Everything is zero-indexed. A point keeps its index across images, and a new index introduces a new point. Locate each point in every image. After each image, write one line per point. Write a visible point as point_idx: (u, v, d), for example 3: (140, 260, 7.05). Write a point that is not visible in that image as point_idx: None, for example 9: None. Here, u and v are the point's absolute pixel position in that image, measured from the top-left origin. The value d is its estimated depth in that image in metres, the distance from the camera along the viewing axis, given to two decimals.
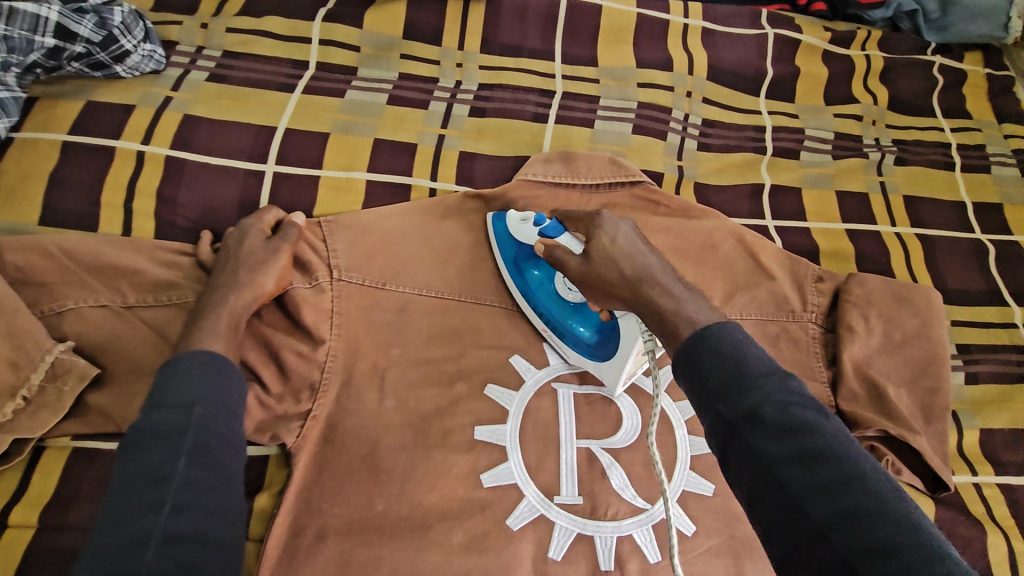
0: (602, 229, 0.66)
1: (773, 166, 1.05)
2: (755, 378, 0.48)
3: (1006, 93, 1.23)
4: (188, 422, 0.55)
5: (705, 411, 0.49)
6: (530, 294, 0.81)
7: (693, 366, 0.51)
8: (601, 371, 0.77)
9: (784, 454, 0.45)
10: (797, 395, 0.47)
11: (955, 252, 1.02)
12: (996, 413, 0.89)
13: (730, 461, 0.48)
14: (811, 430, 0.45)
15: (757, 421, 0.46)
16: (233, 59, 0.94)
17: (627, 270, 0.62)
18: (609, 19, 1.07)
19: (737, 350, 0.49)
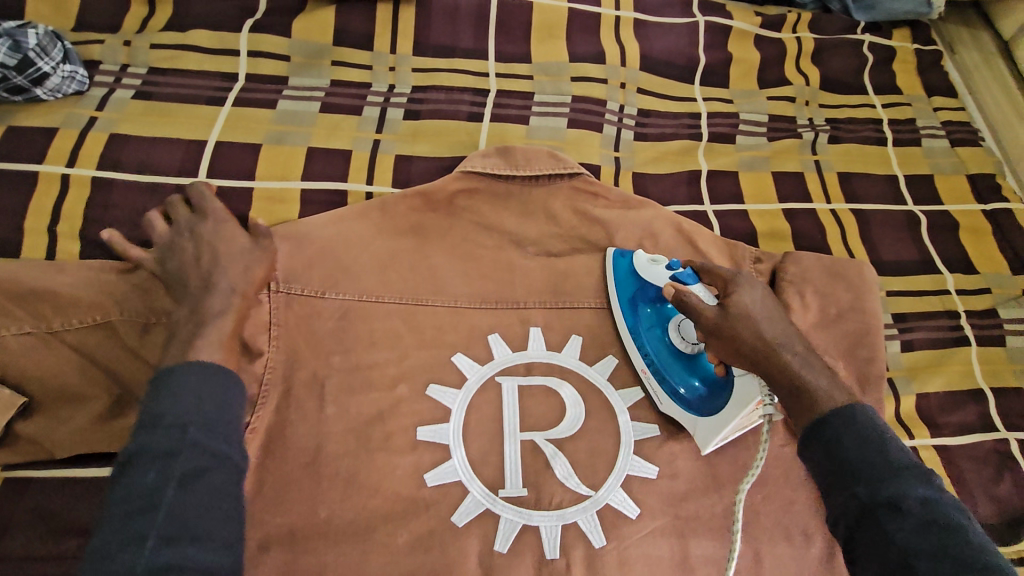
0: (743, 289, 0.69)
1: (709, 151, 1.07)
2: (898, 468, 0.54)
3: (934, 67, 1.27)
4: (184, 445, 0.56)
5: (835, 492, 0.56)
6: (638, 331, 0.82)
7: (825, 449, 0.58)
8: (693, 424, 0.77)
9: (912, 537, 0.51)
10: (932, 484, 0.54)
11: (889, 225, 1.05)
12: (930, 378, 0.92)
13: (856, 535, 0.54)
14: (942, 523, 0.51)
15: (890, 506, 0.53)
16: (160, 75, 0.93)
17: (765, 335, 0.65)
18: (540, 15, 1.07)
19: (878, 436, 0.56)
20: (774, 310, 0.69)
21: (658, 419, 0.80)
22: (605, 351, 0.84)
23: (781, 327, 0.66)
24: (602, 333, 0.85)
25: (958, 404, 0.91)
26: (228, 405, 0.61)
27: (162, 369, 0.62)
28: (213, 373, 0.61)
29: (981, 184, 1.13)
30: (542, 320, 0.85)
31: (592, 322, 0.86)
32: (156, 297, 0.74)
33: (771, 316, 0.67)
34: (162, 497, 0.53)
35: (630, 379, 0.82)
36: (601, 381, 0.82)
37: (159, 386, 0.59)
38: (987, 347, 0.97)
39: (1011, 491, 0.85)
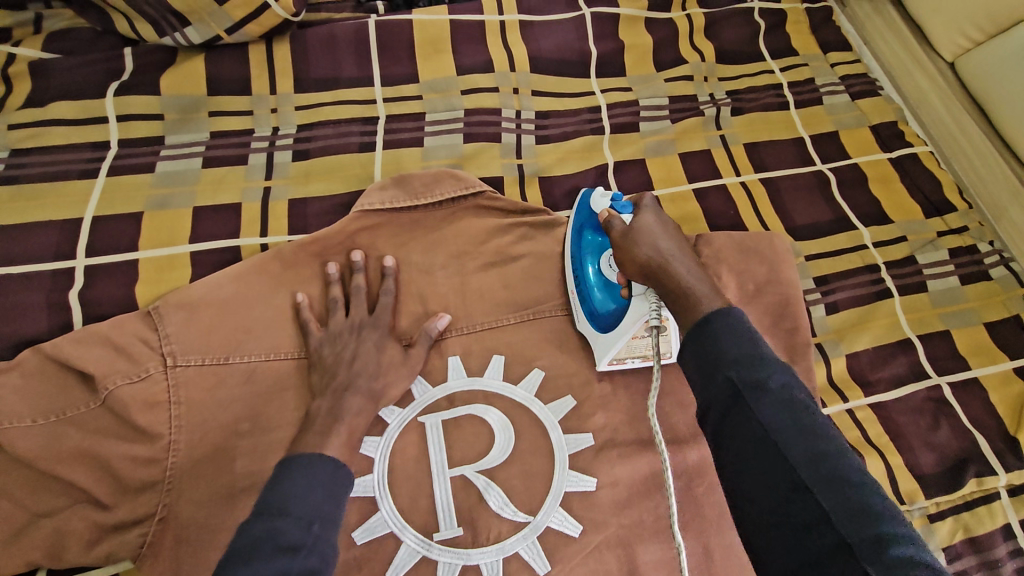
0: (643, 211, 0.70)
1: (614, 143, 1.06)
2: (766, 362, 0.53)
3: (826, 24, 1.28)
4: (305, 539, 0.56)
5: (710, 381, 0.54)
6: (574, 250, 0.83)
7: (709, 343, 0.56)
8: (595, 339, 0.79)
9: (779, 419, 0.50)
10: (789, 372, 0.54)
11: (799, 189, 1.06)
12: (858, 335, 0.92)
13: (726, 429, 0.52)
14: (803, 409, 0.51)
15: (760, 389, 0.52)
16: (24, 156, 0.88)
17: (648, 245, 0.67)
18: (422, 32, 1.05)
19: (752, 333, 0.55)
20: (674, 231, 0.69)
21: (592, 428, 0.78)
22: (531, 365, 0.81)
23: (673, 243, 0.67)
24: (524, 348, 0.82)
25: (888, 357, 0.91)
26: (340, 486, 0.62)
27: (280, 464, 0.63)
28: (333, 468, 0.63)
29: (884, 133, 1.14)
30: (461, 348, 0.81)
31: (511, 338, 0.83)
32: (71, 393, 0.71)
33: (668, 234, 0.68)
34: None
35: (560, 388, 0.80)
36: (528, 398, 0.79)
37: (279, 480, 0.61)
38: (909, 295, 0.97)
39: (949, 436, 0.86)
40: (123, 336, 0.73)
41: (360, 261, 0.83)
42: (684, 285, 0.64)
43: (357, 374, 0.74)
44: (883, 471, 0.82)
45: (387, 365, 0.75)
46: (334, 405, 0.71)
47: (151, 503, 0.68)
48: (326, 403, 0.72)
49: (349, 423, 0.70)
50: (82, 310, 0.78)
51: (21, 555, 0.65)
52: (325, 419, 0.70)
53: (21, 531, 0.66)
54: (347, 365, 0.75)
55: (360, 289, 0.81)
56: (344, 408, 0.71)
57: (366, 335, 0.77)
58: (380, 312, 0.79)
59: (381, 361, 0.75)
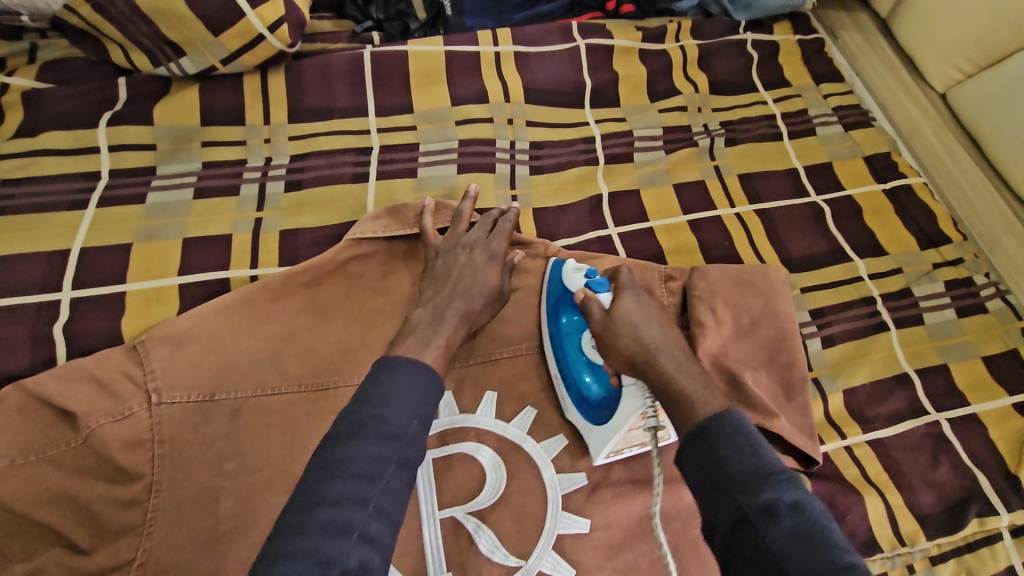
0: (625, 297, 0.70)
1: (608, 173, 1.06)
2: (770, 476, 0.53)
3: (818, 55, 1.29)
4: (403, 435, 0.58)
5: (715, 499, 0.53)
6: (556, 336, 0.79)
7: (710, 454, 0.56)
8: (589, 433, 0.75)
9: (784, 539, 0.48)
10: (801, 488, 0.52)
11: (794, 220, 1.06)
12: (855, 370, 0.91)
13: (734, 549, 0.51)
14: (812, 524, 0.49)
15: (765, 509, 0.50)
16: (14, 186, 0.87)
17: (640, 340, 0.66)
18: (417, 63, 1.05)
19: (756, 444, 0.55)
20: (655, 317, 0.69)
21: (586, 467, 0.76)
22: (524, 402, 0.80)
23: (660, 334, 0.67)
24: (516, 384, 0.81)
25: (886, 392, 0.90)
26: (432, 380, 0.64)
27: (379, 361, 0.64)
28: (428, 371, 0.64)
29: (878, 164, 1.15)
30: (453, 384, 0.80)
31: (503, 373, 0.81)
32: (53, 430, 0.69)
33: (654, 324, 0.69)
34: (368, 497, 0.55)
35: (553, 426, 0.78)
36: (521, 436, 0.77)
37: (380, 374, 0.62)
38: (906, 328, 0.97)
39: (949, 474, 0.84)
40: (107, 372, 0.72)
41: (472, 193, 0.89)
42: (673, 381, 0.64)
43: None
44: (884, 511, 0.80)
45: (483, 274, 0.81)
46: (434, 316, 0.74)
47: (129, 548, 0.66)
48: (426, 313, 0.74)
49: (448, 333, 0.73)
50: (66, 344, 0.77)
51: None
52: (425, 329, 0.72)
53: None
54: (452, 281, 0.79)
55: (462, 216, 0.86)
56: (442, 319, 0.74)
57: (476, 252, 0.83)
58: (495, 235, 0.85)
59: (480, 277, 0.80)
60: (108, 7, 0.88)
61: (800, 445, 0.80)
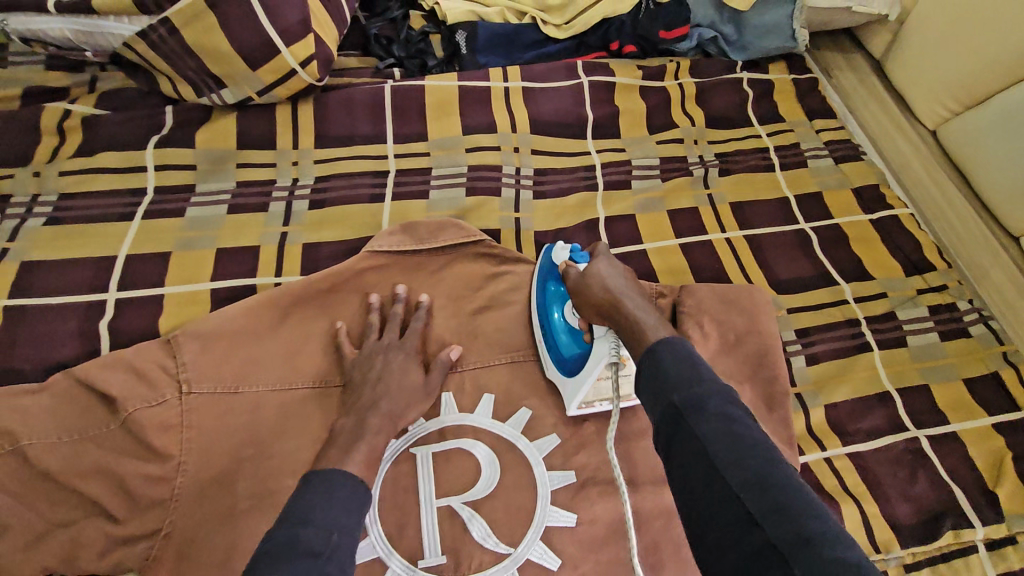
0: (597, 257, 0.79)
1: (607, 199, 1.14)
2: (705, 381, 0.59)
3: (810, 92, 1.37)
4: (328, 547, 0.59)
5: (658, 402, 0.59)
6: (540, 301, 0.89)
7: (657, 367, 0.62)
8: (563, 384, 0.84)
9: (714, 432, 0.55)
10: (732, 394, 0.59)
11: (783, 245, 1.12)
12: (838, 386, 0.96)
13: (670, 444, 0.57)
14: (739, 421, 0.56)
15: (698, 409, 0.56)
16: (71, 200, 0.98)
17: (605, 287, 0.75)
18: (433, 96, 1.16)
19: (694, 359, 0.62)
20: (625, 274, 0.77)
21: (574, 466, 0.82)
22: (518, 405, 0.86)
23: (624, 282, 0.75)
24: (512, 387, 0.87)
25: (867, 408, 0.94)
26: (356, 495, 0.66)
27: (302, 480, 0.66)
28: (351, 484, 0.66)
29: (866, 195, 1.21)
30: (454, 386, 0.86)
31: (500, 377, 0.88)
32: (95, 413, 0.77)
33: (621, 278, 0.76)
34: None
35: (545, 427, 0.84)
36: (515, 435, 0.83)
37: (302, 495, 0.64)
38: (889, 349, 1.01)
39: (927, 488, 0.88)
40: (144, 363, 0.80)
41: (403, 294, 0.91)
42: (631, 317, 0.70)
43: (380, 396, 0.79)
44: (861, 520, 0.84)
45: (410, 388, 0.81)
46: (357, 424, 0.76)
47: (156, 519, 0.74)
48: (351, 420, 0.76)
49: (370, 442, 0.74)
50: (109, 339, 0.86)
51: (38, 562, 0.70)
52: (347, 438, 0.74)
53: (36, 540, 0.71)
54: (373, 386, 0.80)
55: (395, 316, 0.88)
56: (367, 427, 0.75)
57: (393, 355, 0.84)
58: (408, 336, 0.86)
59: (405, 386, 0.81)
60: (161, 44, 1.00)
61: (778, 452, 0.85)
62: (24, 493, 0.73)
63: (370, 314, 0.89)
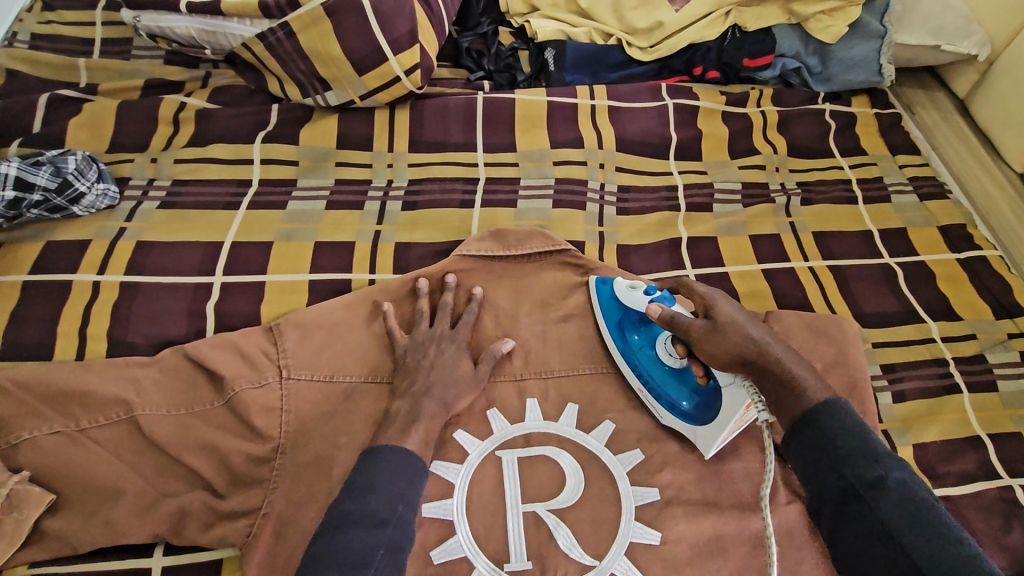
0: (712, 301, 0.76)
1: (688, 220, 1.14)
2: (877, 453, 0.60)
3: (894, 128, 1.35)
4: (390, 516, 0.64)
5: (817, 481, 0.61)
6: (630, 352, 0.87)
7: (816, 439, 0.62)
8: (693, 434, 0.82)
9: (893, 514, 0.56)
10: (883, 451, 0.60)
11: (867, 278, 1.10)
12: (926, 427, 0.93)
13: (841, 523, 0.59)
14: (911, 496, 0.57)
15: (872, 488, 0.58)
16: (182, 186, 1.04)
17: (749, 339, 0.71)
18: (523, 109, 1.19)
19: (860, 426, 0.62)
20: (746, 314, 0.76)
21: (658, 483, 0.81)
22: (602, 417, 0.86)
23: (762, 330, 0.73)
24: (597, 399, 0.88)
25: (957, 451, 0.92)
26: (419, 472, 0.70)
27: (365, 458, 0.71)
28: (410, 458, 0.71)
29: (953, 234, 1.18)
30: (539, 392, 0.88)
31: (584, 387, 0.88)
32: (201, 390, 0.80)
33: (749, 323, 0.74)
34: (371, 559, 0.60)
35: (630, 441, 0.84)
36: (599, 447, 0.84)
37: (363, 467, 0.69)
38: (979, 393, 0.98)
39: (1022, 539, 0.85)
40: (249, 346, 0.83)
41: (452, 283, 0.92)
42: (793, 376, 0.68)
43: (433, 384, 0.81)
44: None
45: (460, 378, 0.83)
46: (413, 408, 0.79)
47: (257, 498, 0.75)
48: (406, 404, 0.79)
49: (426, 424, 0.77)
50: (215, 321, 0.90)
51: (147, 530, 0.72)
52: (404, 420, 0.77)
53: (144, 506, 0.74)
54: (426, 373, 0.82)
55: (446, 305, 0.90)
56: (422, 411, 0.78)
57: (445, 347, 0.85)
58: (458, 328, 0.88)
59: (455, 375, 0.83)
60: (277, 46, 1.05)
61: None
62: (136, 461, 0.76)
63: (421, 301, 0.90)
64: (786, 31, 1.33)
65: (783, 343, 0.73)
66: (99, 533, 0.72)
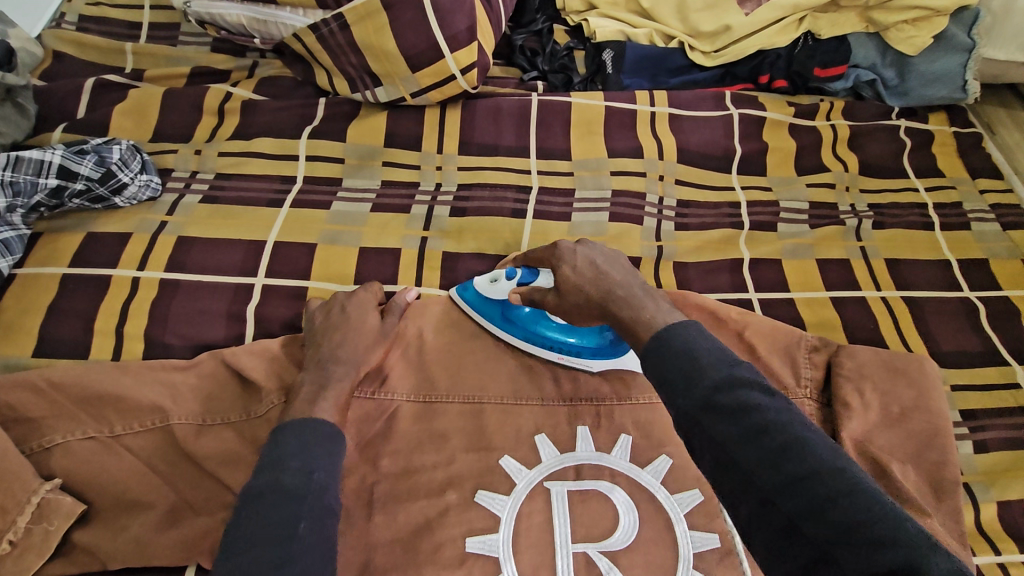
0: (563, 258, 0.76)
1: (751, 240, 1.07)
2: (706, 376, 0.55)
3: (976, 149, 1.24)
4: (308, 487, 0.60)
5: (670, 402, 0.57)
6: (529, 332, 0.86)
7: (660, 364, 0.59)
8: (623, 364, 0.85)
9: (731, 437, 0.52)
10: (739, 378, 0.54)
11: (945, 313, 1.02)
12: (1012, 483, 0.86)
13: (695, 444, 0.55)
14: (762, 416, 0.52)
15: (711, 408, 0.53)
16: (226, 180, 1.00)
17: (593, 292, 0.71)
18: (579, 114, 1.12)
19: (690, 353, 0.57)
20: (607, 261, 0.74)
21: (719, 529, 0.75)
22: (659, 451, 0.80)
23: (622, 275, 0.71)
24: (654, 431, 0.81)
25: None
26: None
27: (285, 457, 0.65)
28: (320, 424, 0.67)
29: None
30: (591, 419, 0.82)
31: (638, 417, 0.82)
32: (239, 400, 0.77)
33: (592, 270, 0.73)
34: (294, 533, 0.57)
35: (689, 481, 0.78)
36: (655, 484, 0.77)
37: (276, 442, 0.65)
38: None
39: None
40: (290, 358, 0.80)
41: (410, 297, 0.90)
42: (623, 318, 0.67)
43: (338, 344, 0.79)
44: None
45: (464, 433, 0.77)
46: None
47: None
48: (312, 372, 0.76)
49: None
50: (255, 326, 0.86)
51: (180, 548, 0.69)
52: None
53: (177, 522, 0.70)
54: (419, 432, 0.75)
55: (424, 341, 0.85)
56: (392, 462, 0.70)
57: (347, 304, 0.85)
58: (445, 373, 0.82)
59: (360, 328, 0.82)
60: (329, 38, 1.01)
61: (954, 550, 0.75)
62: (170, 473, 0.72)
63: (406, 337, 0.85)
64: (861, 41, 1.26)
65: (644, 285, 0.70)
66: (130, 547, 0.68)
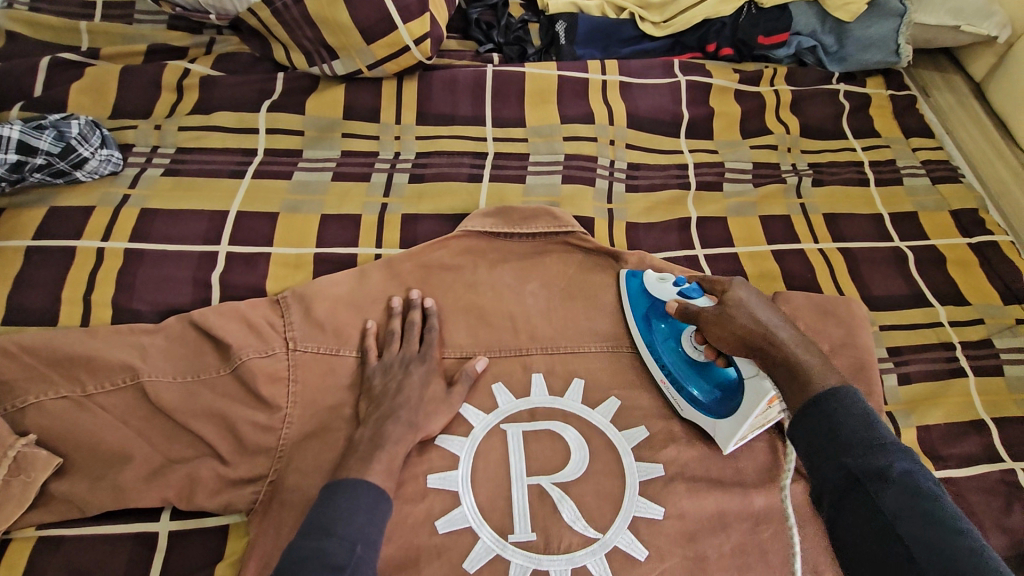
0: (734, 287, 0.75)
1: (698, 199, 1.13)
2: (882, 444, 0.57)
3: (909, 110, 1.31)
4: (348, 560, 0.62)
5: (828, 462, 0.58)
6: (656, 342, 0.86)
7: (820, 424, 0.60)
8: (713, 428, 0.81)
9: (900, 507, 0.54)
10: (915, 461, 0.57)
11: (876, 261, 1.10)
12: (930, 410, 0.94)
13: (845, 509, 0.56)
14: (925, 493, 0.54)
15: (882, 476, 0.55)
16: (186, 153, 1.02)
17: (756, 323, 0.71)
18: (533, 83, 1.17)
19: (867, 419, 0.59)
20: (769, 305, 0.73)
21: (663, 459, 0.81)
22: (608, 394, 0.86)
23: (773, 316, 0.71)
24: (603, 374, 0.88)
25: (960, 434, 0.93)
26: (390, 443, 0.75)
27: (327, 487, 0.70)
28: (368, 491, 0.69)
29: (964, 218, 1.16)
30: (545, 366, 0.87)
31: (589, 363, 0.88)
32: (208, 358, 0.80)
33: (764, 308, 0.73)
34: None
35: (635, 418, 0.84)
36: (604, 422, 0.83)
37: (321, 507, 0.67)
38: (983, 378, 0.98)
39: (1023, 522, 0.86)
40: (256, 316, 0.83)
41: (419, 300, 0.89)
42: (793, 357, 0.67)
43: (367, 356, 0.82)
44: None
45: (429, 400, 0.80)
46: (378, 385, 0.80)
47: (262, 466, 0.76)
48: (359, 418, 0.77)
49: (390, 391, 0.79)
50: (220, 291, 0.90)
51: (155, 494, 0.73)
52: (367, 447, 0.74)
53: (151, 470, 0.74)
54: (393, 397, 0.79)
55: (414, 325, 0.86)
56: (386, 437, 0.75)
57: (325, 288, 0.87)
58: (428, 347, 0.85)
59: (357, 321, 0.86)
60: (284, 12, 1.03)
61: None
62: (142, 427, 0.76)
63: (393, 322, 0.87)
64: (802, 9, 1.30)
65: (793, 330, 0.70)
66: (107, 495, 0.72)
